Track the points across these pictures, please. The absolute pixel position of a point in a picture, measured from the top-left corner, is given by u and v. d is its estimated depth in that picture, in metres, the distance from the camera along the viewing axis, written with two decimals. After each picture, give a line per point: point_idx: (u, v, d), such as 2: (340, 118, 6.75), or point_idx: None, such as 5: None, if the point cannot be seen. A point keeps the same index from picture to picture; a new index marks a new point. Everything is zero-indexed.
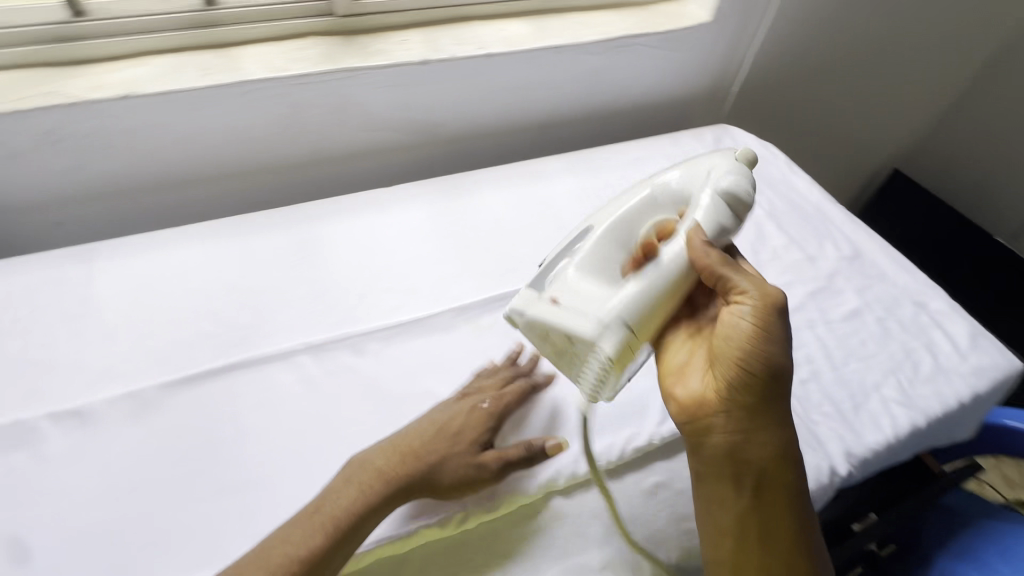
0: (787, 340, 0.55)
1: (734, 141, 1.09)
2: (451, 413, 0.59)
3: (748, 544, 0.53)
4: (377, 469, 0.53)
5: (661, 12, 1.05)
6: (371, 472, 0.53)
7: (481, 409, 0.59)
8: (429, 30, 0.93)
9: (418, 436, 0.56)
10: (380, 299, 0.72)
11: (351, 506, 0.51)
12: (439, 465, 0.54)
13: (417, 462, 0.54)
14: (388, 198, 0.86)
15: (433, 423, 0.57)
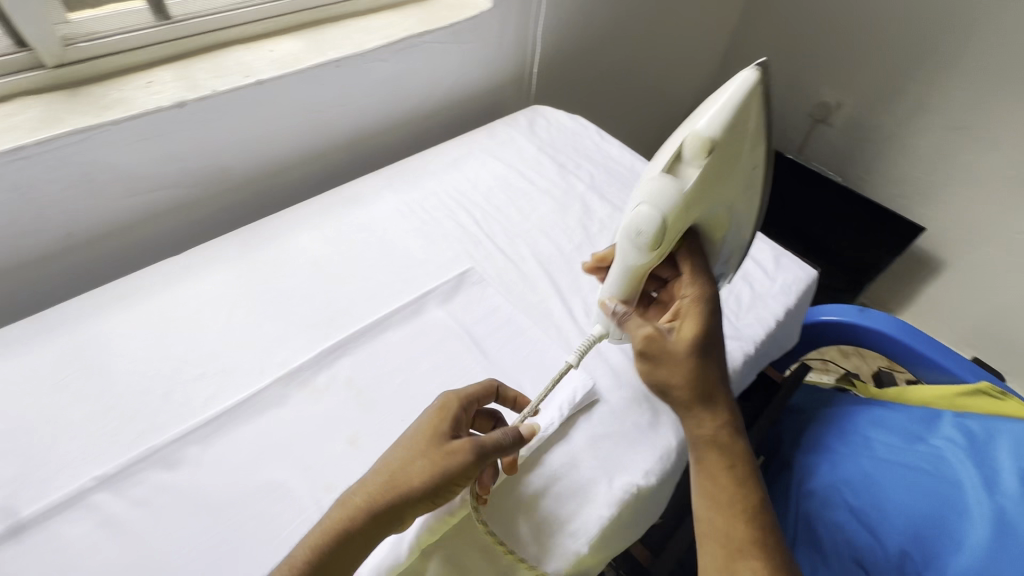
0: (663, 362, 0.56)
1: (546, 122, 1.11)
2: (418, 419, 0.55)
3: (706, 514, 0.55)
4: (344, 503, 0.50)
5: (443, 4, 1.03)
6: (342, 510, 0.49)
7: (438, 402, 0.55)
8: (182, 65, 0.81)
9: (391, 455, 0.52)
10: (191, 390, 0.62)
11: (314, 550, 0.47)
12: (416, 470, 0.50)
13: (387, 476, 0.50)
14: (181, 268, 0.74)
15: (401, 437, 0.54)
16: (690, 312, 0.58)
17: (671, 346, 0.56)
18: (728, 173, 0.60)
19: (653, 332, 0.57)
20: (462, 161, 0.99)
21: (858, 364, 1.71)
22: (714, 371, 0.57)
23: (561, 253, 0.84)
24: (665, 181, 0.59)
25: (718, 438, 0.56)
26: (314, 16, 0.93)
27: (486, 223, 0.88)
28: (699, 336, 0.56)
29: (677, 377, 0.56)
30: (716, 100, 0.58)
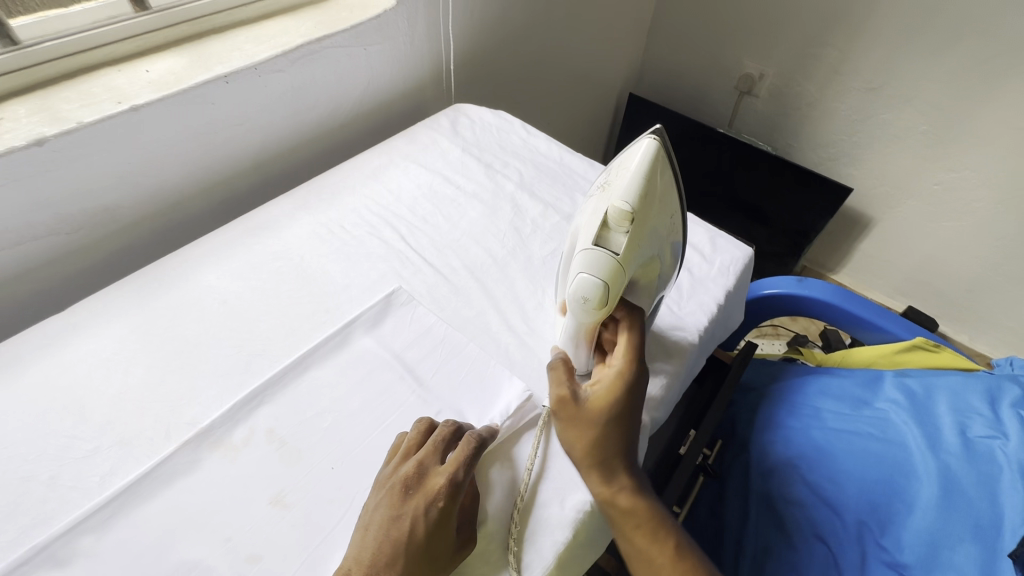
0: (573, 431, 0.57)
1: (469, 121, 1.06)
2: (417, 524, 0.49)
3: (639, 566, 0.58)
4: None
5: (342, 5, 0.96)
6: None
7: (445, 501, 0.50)
8: (39, 97, 0.71)
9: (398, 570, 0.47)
10: (84, 470, 0.54)
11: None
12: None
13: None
14: (66, 328, 0.66)
15: (405, 547, 0.48)
16: (607, 379, 0.59)
17: (582, 413, 0.58)
18: (659, 232, 0.51)
19: (565, 394, 0.59)
20: (382, 172, 0.93)
21: (805, 325, 1.76)
22: (623, 439, 0.57)
23: (494, 260, 0.80)
24: (597, 254, 0.49)
25: (628, 505, 0.56)
26: (196, 29, 0.84)
27: (412, 236, 0.82)
28: (606, 405, 0.57)
29: (585, 450, 0.56)
30: (625, 167, 0.50)
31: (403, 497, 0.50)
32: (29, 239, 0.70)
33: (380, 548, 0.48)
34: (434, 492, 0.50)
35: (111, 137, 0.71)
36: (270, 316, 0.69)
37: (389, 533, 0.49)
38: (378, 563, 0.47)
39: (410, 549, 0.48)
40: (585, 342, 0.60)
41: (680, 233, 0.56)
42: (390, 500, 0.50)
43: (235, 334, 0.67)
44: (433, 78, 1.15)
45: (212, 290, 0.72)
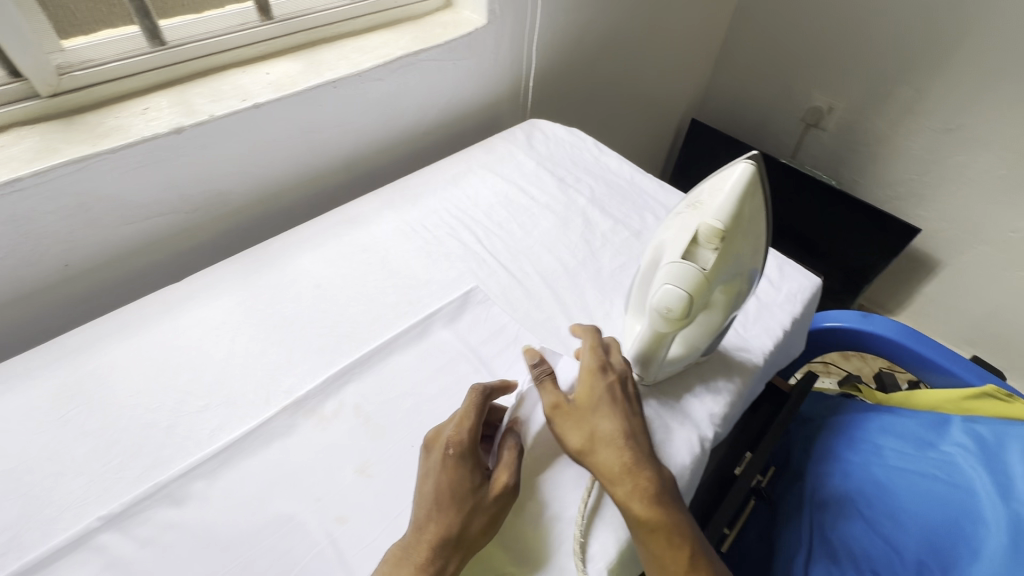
0: (569, 425, 0.58)
1: (543, 136, 1.11)
2: (439, 476, 0.53)
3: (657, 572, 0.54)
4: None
5: (437, 22, 1.03)
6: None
7: (455, 449, 0.53)
8: (177, 91, 0.80)
9: (436, 519, 0.51)
10: (196, 423, 0.61)
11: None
12: (478, 520, 0.51)
13: (447, 541, 0.50)
14: (181, 297, 0.73)
15: (435, 498, 0.52)
16: (580, 378, 0.60)
17: (575, 416, 0.58)
18: (744, 251, 0.54)
19: (558, 401, 0.59)
20: (461, 178, 0.98)
21: (859, 365, 1.71)
22: (630, 439, 0.56)
23: (565, 269, 0.83)
24: (684, 266, 0.52)
25: (648, 515, 0.53)
26: (310, 37, 0.93)
27: (488, 240, 0.87)
28: (595, 400, 0.58)
29: (582, 439, 0.57)
30: (717, 188, 0.53)
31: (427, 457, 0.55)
32: (154, 214, 0.78)
33: (420, 502, 0.52)
34: (445, 445, 0.54)
35: (233, 130, 0.80)
36: (359, 302, 0.75)
37: (423, 487, 0.53)
38: (420, 516, 0.51)
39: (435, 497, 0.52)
40: (658, 350, 0.62)
41: (763, 256, 0.58)
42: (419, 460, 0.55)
43: (326, 315, 0.73)
44: (512, 93, 1.21)
45: (307, 274, 0.78)
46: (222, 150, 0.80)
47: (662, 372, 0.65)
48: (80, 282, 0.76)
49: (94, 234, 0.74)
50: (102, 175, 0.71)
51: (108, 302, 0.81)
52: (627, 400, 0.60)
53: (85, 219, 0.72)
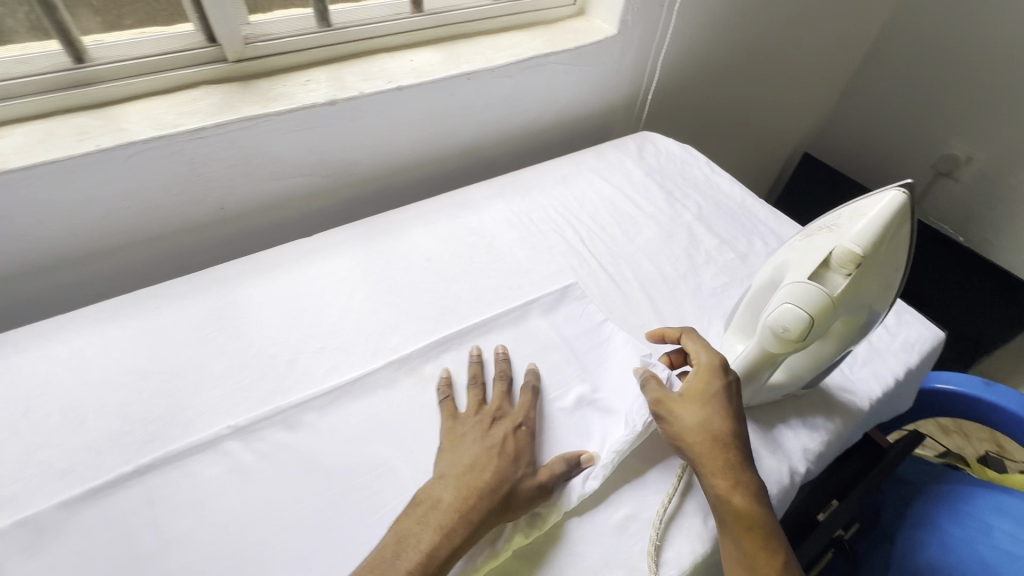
0: (675, 415, 0.58)
1: (655, 149, 1.11)
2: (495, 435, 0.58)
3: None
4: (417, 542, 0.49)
5: (569, 28, 1.07)
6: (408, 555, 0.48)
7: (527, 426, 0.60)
8: (333, 68, 0.89)
9: (498, 477, 0.54)
10: (313, 362, 0.67)
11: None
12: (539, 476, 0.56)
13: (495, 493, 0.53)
14: (310, 249, 0.81)
15: (498, 459, 0.55)
16: (696, 373, 0.61)
17: (687, 406, 0.59)
18: (877, 281, 0.52)
19: (662, 395, 0.60)
20: (570, 179, 1.01)
21: (960, 444, 1.54)
22: (737, 438, 0.57)
23: (665, 280, 0.83)
24: (810, 286, 0.52)
25: (747, 511, 0.53)
26: (452, 31, 0.99)
27: (591, 241, 0.89)
28: (708, 394, 0.59)
29: (688, 429, 0.57)
30: (857, 214, 0.52)
31: (458, 431, 0.59)
32: (296, 175, 0.87)
33: (458, 460, 0.56)
34: (486, 418, 0.60)
35: (377, 108, 0.87)
36: (463, 281, 0.80)
37: (462, 452, 0.56)
38: (458, 472, 0.54)
39: (496, 460, 0.55)
40: (761, 371, 0.61)
41: (893, 291, 0.56)
42: (479, 428, 0.59)
43: (433, 287, 0.78)
44: (628, 105, 1.22)
45: (420, 248, 0.84)
46: (362, 126, 0.88)
47: (760, 396, 0.64)
48: (225, 226, 0.86)
49: (246, 185, 0.83)
50: (264, 134, 0.80)
51: (244, 247, 0.91)
52: (737, 402, 0.60)
53: (243, 170, 0.82)
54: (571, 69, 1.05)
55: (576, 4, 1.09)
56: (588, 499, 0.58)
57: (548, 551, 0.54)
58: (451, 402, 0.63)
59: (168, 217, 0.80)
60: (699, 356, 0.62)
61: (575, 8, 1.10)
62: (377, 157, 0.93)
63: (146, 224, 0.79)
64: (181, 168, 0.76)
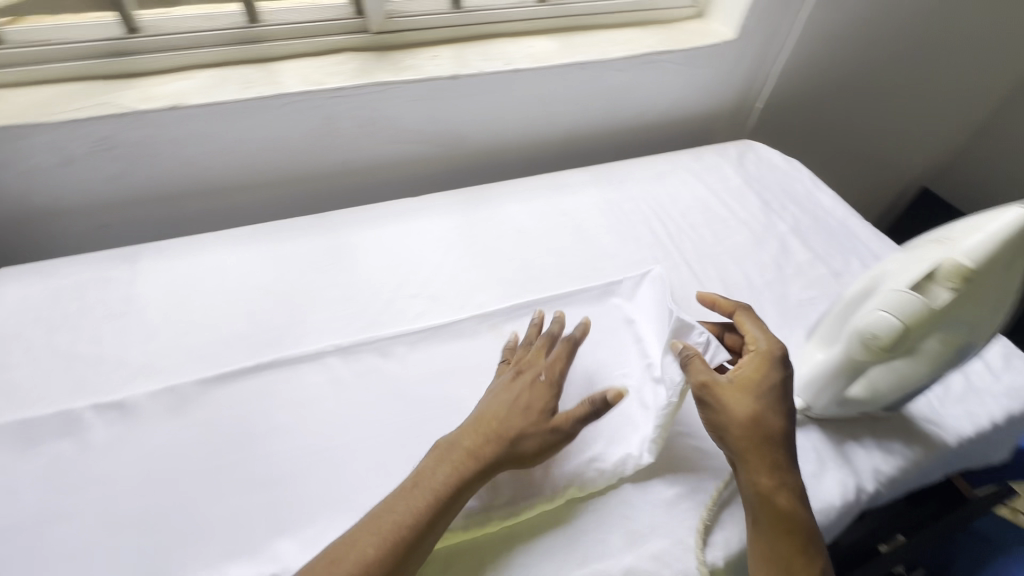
0: (723, 402, 0.57)
1: (756, 159, 1.09)
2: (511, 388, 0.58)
3: None
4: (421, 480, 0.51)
5: (685, 30, 1.08)
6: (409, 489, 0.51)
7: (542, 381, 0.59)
8: (458, 47, 0.96)
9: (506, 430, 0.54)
10: (408, 304, 0.75)
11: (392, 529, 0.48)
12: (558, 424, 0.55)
13: (505, 445, 0.53)
14: (414, 208, 0.88)
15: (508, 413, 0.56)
16: (750, 362, 0.60)
17: (741, 394, 0.58)
18: (983, 301, 0.52)
19: (708, 379, 0.58)
20: (664, 176, 1.02)
21: None
22: (786, 434, 0.57)
23: (749, 284, 0.83)
24: (908, 294, 0.53)
25: (790, 511, 0.53)
26: (570, 23, 1.04)
27: (678, 237, 0.90)
28: (762, 387, 0.58)
29: (738, 417, 0.56)
30: (969, 231, 0.53)
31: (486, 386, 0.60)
32: (410, 141, 0.96)
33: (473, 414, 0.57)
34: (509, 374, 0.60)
35: (491, 87, 0.93)
36: (549, 256, 0.84)
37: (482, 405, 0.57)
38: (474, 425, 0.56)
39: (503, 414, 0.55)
40: (844, 380, 0.61)
41: (1002, 319, 0.55)
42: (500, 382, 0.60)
43: (521, 257, 0.83)
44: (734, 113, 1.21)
45: (511, 221, 0.89)
46: (475, 103, 0.94)
47: (842, 408, 0.64)
48: (343, 179, 0.96)
49: (367, 144, 0.93)
50: (390, 100, 0.88)
51: (354, 201, 1.01)
52: (787, 400, 0.60)
53: (367, 131, 0.91)
54: (682, 69, 1.06)
55: (697, 7, 1.10)
56: (644, 470, 0.60)
57: (599, 508, 0.57)
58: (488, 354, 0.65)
59: (299, 163, 0.91)
60: (757, 345, 0.62)
61: (694, 10, 1.11)
62: (483, 134, 1.00)
63: (281, 167, 0.90)
64: (317, 122, 0.87)
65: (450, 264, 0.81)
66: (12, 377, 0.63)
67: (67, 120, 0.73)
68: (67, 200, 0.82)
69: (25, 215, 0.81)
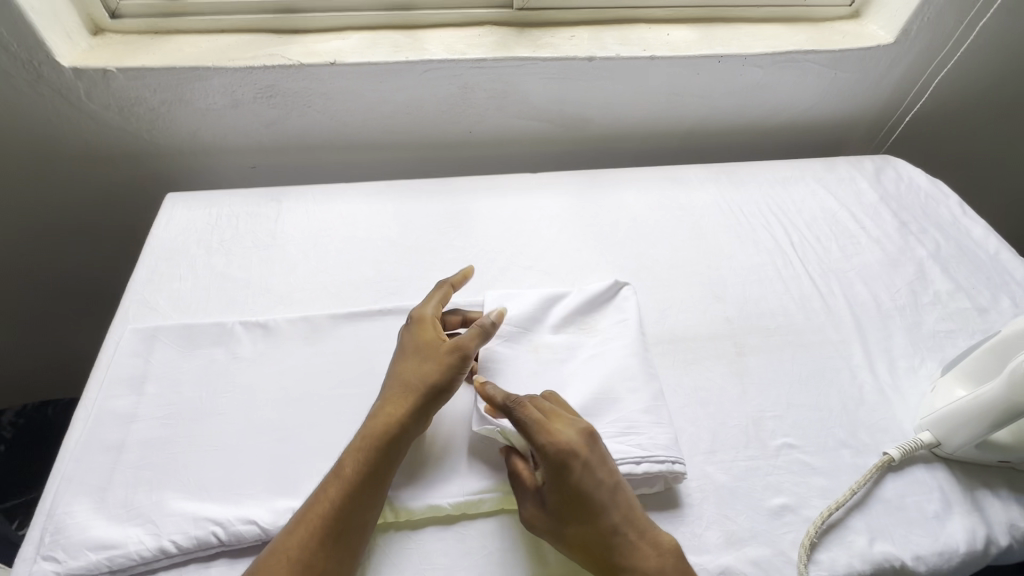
0: (549, 523, 0.50)
1: (897, 173, 1.00)
2: (408, 349, 0.60)
3: None
4: (340, 475, 0.51)
5: (837, 30, 1.01)
6: (336, 482, 0.50)
7: (451, 357, 0.57)
8: (595, 29, 0.96)
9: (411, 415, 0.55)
10: (522, 276, 0.77)
11: (299, 538, 0.48)
12: (446, 359, 0.57)
13: (423, 398, 0.55)
14: (532, 184, 0.90)
15: (424, 393, 0.56)
16: (548, 461, 0.51)
17: (559, 519, 0.50)
18: None
19: (528, 504, 0.51)
20: (791, 183, 0.97)
21: None
22: (619, 539, 0.49)
23: (878, 306, 0.78)
24: None
25: None
26: (714, 14, 1.00)
27: (801, 246, 0.86)
28: (581, 486, 0.50)
29: (576, 541, 0.49)
30: None
31: (414, 361, 0.58)
32: (535, 119, 0.97)
33: (386, 399, 0.56)
34: (427, 355, 0.58)
35: (625, 72, 0.92)
36: (663, 248, 0.83)
37: (391, 394, 0.56)
38: (385, 409, 0.55)
39: (412, 399, 0.55)
40: (993, 421, 0.58)
41: None
42: (413, 364, 0.58)
43: (634, 245, 0.83)
44: (873, 126, 1.13)
45: (627, 208, 0.88)
46: (604, 85, 0.94)
47: (983, 453, 0.60)
48: (466, 148, 1.00)
49: (494, 117, 0.95)
50: (525, 76, 0.90)
51: (471, 171, 1.04)
52: (604, 480, 0.51)
53: (497, 104, 0.93)
54: (827, 71, 1.00)
55: (854, 6, 1.02)
56: (748, 475, 0.59)
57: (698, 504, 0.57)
58: (415, 329, 0.61)
59: (429, 129, 0.95)
60: (547, 437, 0.51)
61: (850, 10, 1.03)
62: (606, 119, 1.00)
63: (412, 131, 0.95)
64: (453, 91, 0.90)
65: (563, 242, 0.82)
66: (179, 288, 0.72)
67: (242, 67, 0.81)
68: (228, 139, 0.91)
69: (193, 149, 0.91)
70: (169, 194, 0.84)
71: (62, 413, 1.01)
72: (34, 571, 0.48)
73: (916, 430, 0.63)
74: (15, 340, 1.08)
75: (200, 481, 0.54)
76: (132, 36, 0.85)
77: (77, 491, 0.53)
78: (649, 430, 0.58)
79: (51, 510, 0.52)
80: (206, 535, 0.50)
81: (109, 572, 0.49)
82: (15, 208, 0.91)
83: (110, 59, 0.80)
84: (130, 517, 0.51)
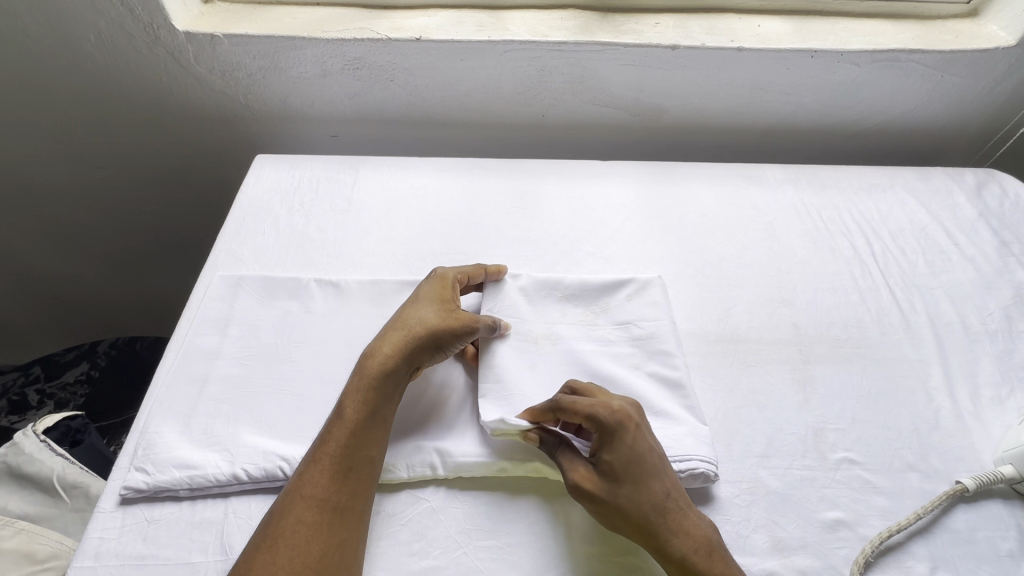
0: (599, 488, 0.50)
1: (1004, 188, 0.92)
2: (425, 301, 0.62)
3: None
4: (344, 419, 0.53)
5: (949, 29, 0.93)
6: (341, 426, 0.52)
7: (458, 318, 0.60)
8: (681, 17, 0.93)
9: (403, 362, 0.57)
10: (584, 261, 0.77)
11: (310, 476, 0.50)
12: (458, 322, 0.60)
13: (420, 348, 0.58)
14: (602, 171, 0.90)
15: (421, 342, 0.58)
16: (602, 430, 0.51)
17: (610, 482, 0.50)
18: None
19: (579, 470, 0.51)
20: (878, 190, 0.91)
21: None
22: (668, 503, 0.50)
23: (963, 328, 0.72)
24: None
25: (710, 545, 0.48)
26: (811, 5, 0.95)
27: (883, 257, 0.81)
28: (633, 451, 0.50)
29: (623, 506, 0.49)
30: None
31: (419, 310, 0.61)
32: (609, 107, 0.96)
33: (383, 341, 0.58)
34: (438, 309, 0.61)
35: (707, 64, 0.90)
36: (732, 247, 0.80)
37: (389, 337, 0.58)
38: (385, 349, 0.57)
39: (410, 344, 0.58)
40: None
41: None
42: (420, 313, 0.60)
43: (701, 240, 0.81)
44: (978, 136, 1.04)
45: (698, 203, 0.86)
46: (685, 76, 0.91)
47: None
48: (537, 131, 1.00)
49: (567, 102, 0.95)
50: (603, 61, 0.89)
51: (539, 154, 1.05)
52: (652, 448, 0.52)
53: (572, 90, 0.93)
54: (933, 73, 0.92)
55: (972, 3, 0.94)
56: (805, 485, 0.57)
57: (747, 506, 0.56)
58: (432, 287, 0.64)
59: (502, 109, 0.96)
60: (601, 404, 0.52)
61: (968, 7, 0.95)
62: (681, 111, 0.97)
63: (485, 110, 0.97)
64: (530, 72, 0.90)
65: (628, 230, 0.81)
66: (262, 243, 0.77)
67: (333, 39, 0.85)
68: (314, 108, 0.96)
69: (282, 115, 0.96)
70: (259, 156, 0.90)
71: (149, 348, 1.11)
72: (128, 479, 0.54)
73: (997, 463, 0.59)
74: (115, 279, 1.20)
75: (270, 420, 0.58)
76: (238, 6, 0.91)
77: (167, 414, 0.58)
78: (702, 425, 0.57)
79: (145, 427, 0.58)
80: (273, 469, 0.54)
81: (189, 490, 0.54)
82: (125, 157, 1.00)
83: (217, 26, 0.86)
84: (209, 444, 0.56)
